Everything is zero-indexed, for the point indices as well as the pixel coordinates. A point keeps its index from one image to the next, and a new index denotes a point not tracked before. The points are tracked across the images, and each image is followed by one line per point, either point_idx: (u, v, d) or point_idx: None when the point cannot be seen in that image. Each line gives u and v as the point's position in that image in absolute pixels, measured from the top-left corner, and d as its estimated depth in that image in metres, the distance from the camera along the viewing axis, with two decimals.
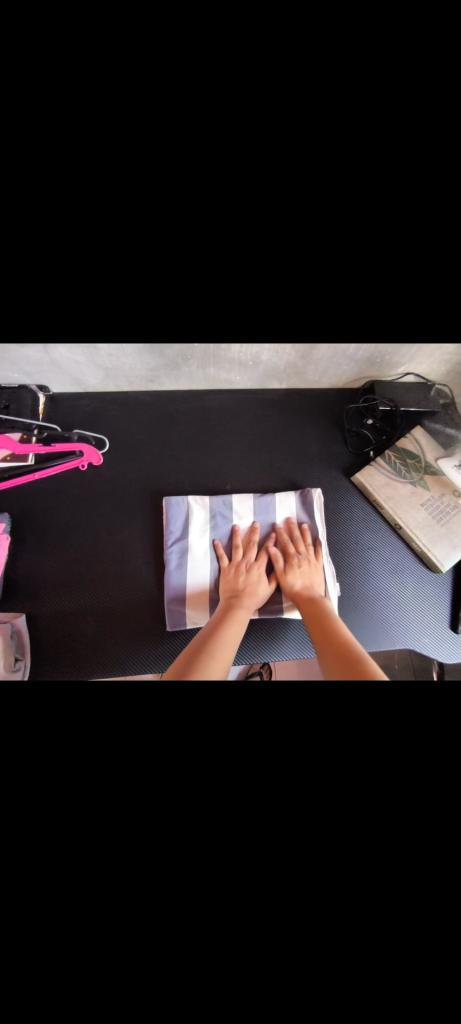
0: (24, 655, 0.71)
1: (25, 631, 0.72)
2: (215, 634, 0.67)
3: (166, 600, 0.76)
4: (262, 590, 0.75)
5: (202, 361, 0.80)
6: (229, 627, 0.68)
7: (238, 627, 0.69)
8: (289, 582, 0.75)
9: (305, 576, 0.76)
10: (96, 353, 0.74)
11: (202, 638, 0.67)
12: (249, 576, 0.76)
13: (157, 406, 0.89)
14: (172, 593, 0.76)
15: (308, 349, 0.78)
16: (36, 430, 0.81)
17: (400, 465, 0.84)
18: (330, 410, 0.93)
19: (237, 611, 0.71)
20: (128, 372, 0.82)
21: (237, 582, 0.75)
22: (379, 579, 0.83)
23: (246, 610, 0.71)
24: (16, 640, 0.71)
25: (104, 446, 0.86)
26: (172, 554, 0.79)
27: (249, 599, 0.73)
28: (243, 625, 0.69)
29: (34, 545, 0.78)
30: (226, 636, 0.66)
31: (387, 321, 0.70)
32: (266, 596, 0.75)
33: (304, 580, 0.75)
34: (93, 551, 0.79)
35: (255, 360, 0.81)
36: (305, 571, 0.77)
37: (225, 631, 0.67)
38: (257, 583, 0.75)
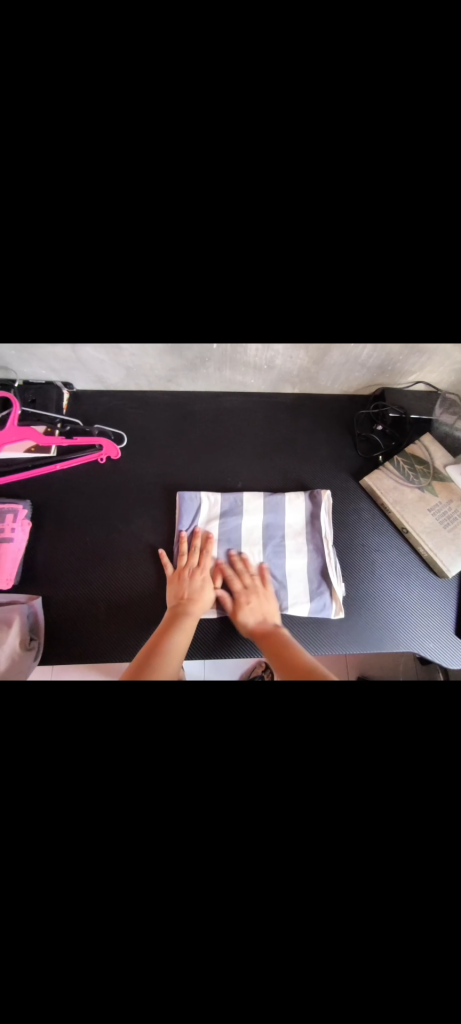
0: (35, 647, 0.73)
1: (40, 625, 0.75)
2: (160, 644, 0.68)
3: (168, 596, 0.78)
4: (206, 591, 0.76)
5: (219, 364, 0.84)
6: (173, 629, 0.70)
7: (183, 628, 0.70)
8: (236, 612, 0.74)
9: (256, 609, 0.75)
10: (120, 352, 0.79)
11: (147, 648, 0.67)
12: (194, 578, 0.77)
13: (174, 406, 0.93)
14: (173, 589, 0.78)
15: (321, 356, 0.81)
16: (60, 423, 0.86)
17: (409, 471, 0.86)
18: (341, 415, 0.96)
19: (184, 617, 0.72)
20: (149, 372, 0.86)
21: (182, 584, 0.77)
22: (384, 582, 0.84)
23: (189, 610, 0.73)
24: (32, 631, 0.75)
25: (122, 441, 0.89)
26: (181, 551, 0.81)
27: (193, 600, 0.75)
28: (190, 631, 0.71)
29: (51, 532, 0.82)
30: (171, 639, 0.68)
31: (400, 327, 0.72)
32: (211, 596, 0.76)
33: (252, 609, 0.75)
34: (107, 540, 0.82)
35: (270, 365, 0.85)
36: (252, 599, 0.76)
37: (166, 639, 0.68)
38: (202, 585, 0.76)
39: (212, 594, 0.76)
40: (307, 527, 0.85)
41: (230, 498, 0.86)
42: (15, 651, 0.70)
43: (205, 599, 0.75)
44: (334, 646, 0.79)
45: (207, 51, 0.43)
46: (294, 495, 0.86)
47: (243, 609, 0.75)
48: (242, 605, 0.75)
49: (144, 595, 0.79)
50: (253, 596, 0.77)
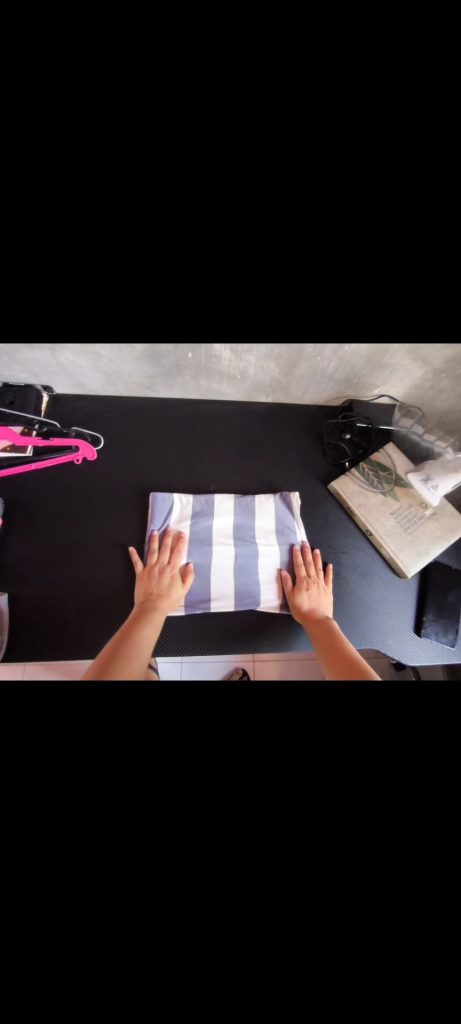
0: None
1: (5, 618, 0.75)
2: (127, 639, 0.68)
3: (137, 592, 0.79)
4: (175, 591, 0.78)
5: (194, 373, 0.88)
6: (140, 626, 0.71)
7: (151, 625, 0.71)
8: (300, 604, 0.79)
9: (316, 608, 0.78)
10: (98, 358, 0.82)
11: (115, 644, 0.68)
12: (164, 577, 0.79)
13: (151, 411, 0.97)
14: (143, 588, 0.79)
15: (291, 367, 0.87)
16: (37, 425, 0.88)
17: (373, 477, 0.91)
18: (312, 424, 1.01)
19: (151, 615, 0.73)
20: (127, 378, 0.90)
21: (151, 583, 0.78)
22: (349, 583, 0.87)
23: (159, 608, 0.74)
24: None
25: (99, 443, 0.92)
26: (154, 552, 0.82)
27: (163, 599, 0.76)
28: (158, 627, 0.72)
29: (23, 530, 0.83)
30: (138, 636, 0.69)
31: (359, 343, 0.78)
32: (180, 596, 0.78)
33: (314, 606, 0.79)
34: (80, 539, 0.84)
35: (243, 375, 0.90)
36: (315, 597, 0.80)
37: (133, 638, 0.69)
38: (171, 585, 0.78)
39: (181, 593, 0.78)
40: (278, 527, 0.89)
41: (203, 500, 0.89)
42: None
43: (174, 598, 0.77)
44: (300, 645, 0.81)
45: None
46: (265, 499, 0.90)
47: (305, 603, 0.79)
48: (302, 595, 0.80)
49: (114, 594, 0.80)
50: (316, 595, 0.80)
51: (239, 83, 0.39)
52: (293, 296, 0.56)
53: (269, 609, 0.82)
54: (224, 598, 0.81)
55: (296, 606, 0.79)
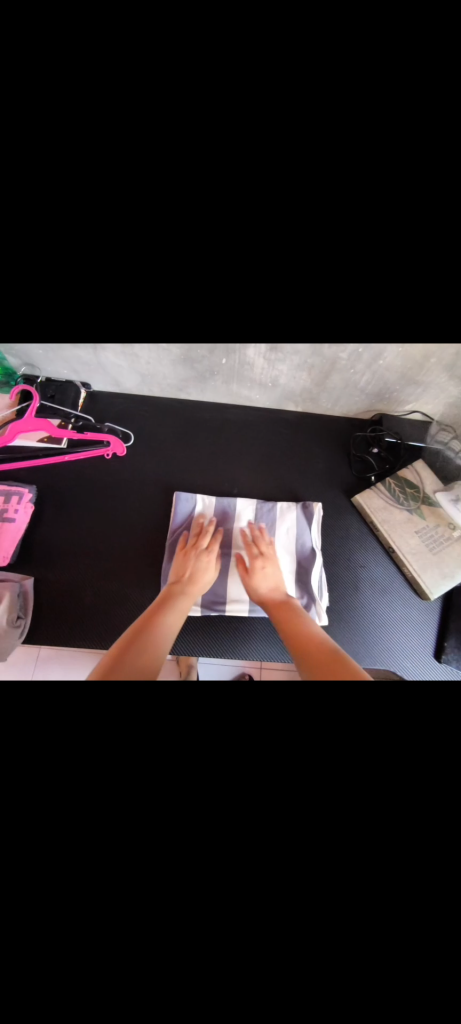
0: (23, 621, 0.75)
1: (30, 596, 0.77)
2: (144, 632, 0.66)
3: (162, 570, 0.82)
4: (207, 575, 0.78)
5: (226, 378, 0.90)
6: (170, 610, 0.71)
7: (182, 609, 0.72)
8: (249, 577, 0.79)
9: (268, 578, 0.79)
10: (136, 359, 0.86)
11: (131, 636, 0.65)
12: (197, 562, 0.80)
13: (181, 412, 0.99)
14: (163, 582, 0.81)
15: (323, 377, 0.87)
16: (72, 419, 0.92)
17: (399, 492, 0.89)
18: (340, 435, 1.01)
19: (181, 593, 0.75)
20: (161, 379, 0.93)
21: (184, 568, 0.79)
22: (368, 598, 0.85)
23: (189, 593, 0.75)
24: (20, 609, 0.76)
25: (129, 440, 0.95)
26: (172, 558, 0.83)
27: (193, 584, 0.77)
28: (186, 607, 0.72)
29: (51, 517, 0.86)
30: (167, 619, 0.69)
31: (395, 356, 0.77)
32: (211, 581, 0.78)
33: (265, 575, 0.79)
34: (104, 530, 0.86)
35: (274, 382, 0.91)
36: (266, 567, 0.81)
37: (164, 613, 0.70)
38: (204, 569, 0.79)
39: (212, 577, 0.79)
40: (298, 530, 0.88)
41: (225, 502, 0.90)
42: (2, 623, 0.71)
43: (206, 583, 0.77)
44: None
45: None
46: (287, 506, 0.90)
47: (257, 575, 0.79)
48: (257, 571, 0.80)
49: (133, 586, 0.82)
50: (268, 564, 0.81)
51: None
52: None
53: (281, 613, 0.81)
54: (238, 602, 0.81)
55: (252, 583, 0.78)
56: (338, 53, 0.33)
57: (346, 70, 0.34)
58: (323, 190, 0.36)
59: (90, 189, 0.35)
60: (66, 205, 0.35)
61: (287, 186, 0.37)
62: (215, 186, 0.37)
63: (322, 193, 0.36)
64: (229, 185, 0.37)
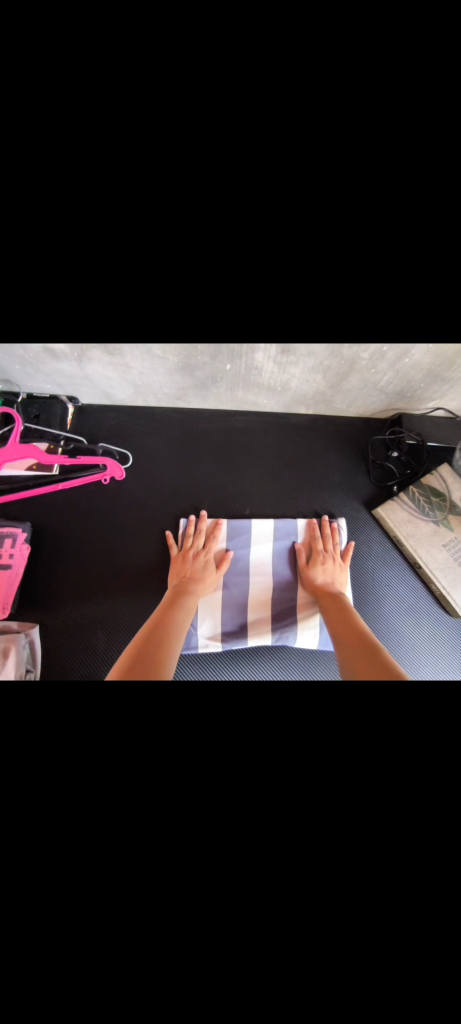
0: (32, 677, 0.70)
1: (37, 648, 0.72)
2: (148, 642, 0.62)
3: None
4: (209, 576, 0.77)
5: (230, 385, 0.80)
6: (176, 614, 0.69)
7: (186, 612, 0.70)
8: (311, 567, 0.78)
9: (328, 573, 0.77)
10: (128, 370, 0.76)
11: (138, 647, 0.62)
12: (196, 562, 0.78)
13: (182, 423, 0.90)
14: None
15: (340, 379, 0.78)
16: (62, 441, 0.83)
17: (424, 502, 0.82)
18: (356, 439, 0.92)
19: (184, 598, 0.72)
20: (157, 389, 0.82)
21: (185, 568, 0.77)
22: (394, 617, 0.81)
23: (193, 593, 0.73)
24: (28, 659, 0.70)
25: (127, 460, 0.86)
26: None
27: (196, 584, 0.75)
28: (190, 614, 0.70)
29: (51, 555, 0.79)
30: (173, 623, 0.67)
31: (423, 353, 0.68)
32: (212, 581, 0.77)
33: (326, 570, 0.78)
34: (108, 563, 0.80)
35: (284, 386, 0.81)
36: (328, 561, 0.79)
37: (169, 618, 0.67)
38: (204, 569, 0.77)
39: (214, 578, 0.77)
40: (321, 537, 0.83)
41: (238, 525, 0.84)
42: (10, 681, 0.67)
43: (207, 582, 0.76)
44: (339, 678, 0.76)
45: (243, 51, 0.30)
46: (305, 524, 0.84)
47: (318, 566, 0.78)
48: (317, 566, 0.78)
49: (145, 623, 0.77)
50: (329, 559, 0.79)
51: (333, 57, 0.29)
52: (369, 291, 0.41)
53: (312, 645, 0.76)
54: (259, 632, 0.77)
55: (309, 576, 0.77)
56: (346, 67, 0.29)
57: (372, 47, 0.28)
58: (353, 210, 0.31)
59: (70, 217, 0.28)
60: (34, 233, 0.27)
61: (298, 225, 0.32)
62: (210, 213, 0.32)
63: (342, 200, 0.31)
64: (232, 215, 0.32)
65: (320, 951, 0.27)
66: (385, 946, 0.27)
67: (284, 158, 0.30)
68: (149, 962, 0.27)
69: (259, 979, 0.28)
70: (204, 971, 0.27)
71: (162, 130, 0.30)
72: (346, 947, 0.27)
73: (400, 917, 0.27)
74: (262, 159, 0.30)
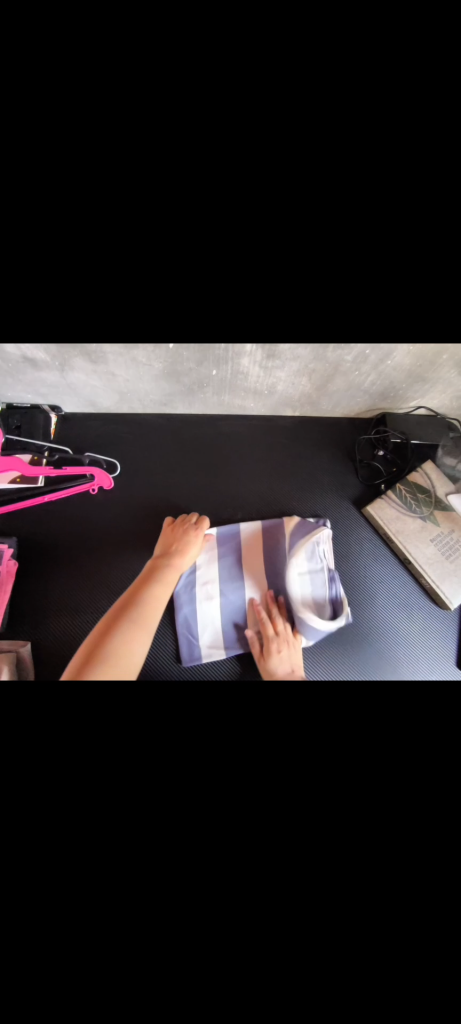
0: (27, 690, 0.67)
1: (30, 663, 0.68)
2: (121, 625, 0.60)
3: (180, 613, 0.77)
4: (193, 544, 0.76)
5: (217, 390, 0.80)
6: (158, 581, 0.69)
7: (168, 579, 0.70)
8: (265, 660, 0.70)
9: (286, 662, 0.69)
10: (112, 378, 0.74)
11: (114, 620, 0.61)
12: (183, 532, 0.77)
13: (170, 429, 0.89)
14: (181, 623, 0.76)
15: (324, 382, 0.79)
16: (47, 453, 0.80)
17: (411, 499, 0.84)
18: (343, 440, 0.94)
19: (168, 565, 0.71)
20: (143, 396, 0.81)
21: (171, 537, 0.77)
22: (387, 613, 0.83)
23: (176, 562, 0.73)
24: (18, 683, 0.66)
25: (115, 469, 0.84)
26: (183, 599, 0.78)
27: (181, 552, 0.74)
28: (173, 578, 0.70)
29: (40, 570, 0.77)
30: (155, 590, 0.67)
31: (403, 353, 0.69)
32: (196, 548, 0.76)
33: (283, 660, 0.70)
34: (100, 575, 0.78)
35: (270, 390, 0.82)
36: (282, 647, 0.71)
37: (151, 586, 0.67)
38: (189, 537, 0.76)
39: (198, 545, 0.77)
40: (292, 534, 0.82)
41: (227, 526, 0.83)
42: None
43: (192, 550, 0.75)
44: (338, 677, 0.77)
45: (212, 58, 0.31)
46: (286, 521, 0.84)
47: (273, 657, 0.70)
48: (273, 656, 0.70)
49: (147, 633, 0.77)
50: (284, 645, 0.71)
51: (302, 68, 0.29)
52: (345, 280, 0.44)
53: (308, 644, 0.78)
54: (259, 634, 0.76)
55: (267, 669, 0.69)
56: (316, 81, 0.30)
57: None
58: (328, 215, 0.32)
59: None
60: None
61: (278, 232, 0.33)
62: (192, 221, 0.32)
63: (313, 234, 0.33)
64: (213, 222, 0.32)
65: (320, 870, 0.34)
66: (369, 859, 0.34)
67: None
68: (174, 886, 0.33)
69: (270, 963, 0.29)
70: (222, 895, 0.33)
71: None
72: (332, 857, 0.34)
73: (380, 825, 0.35)
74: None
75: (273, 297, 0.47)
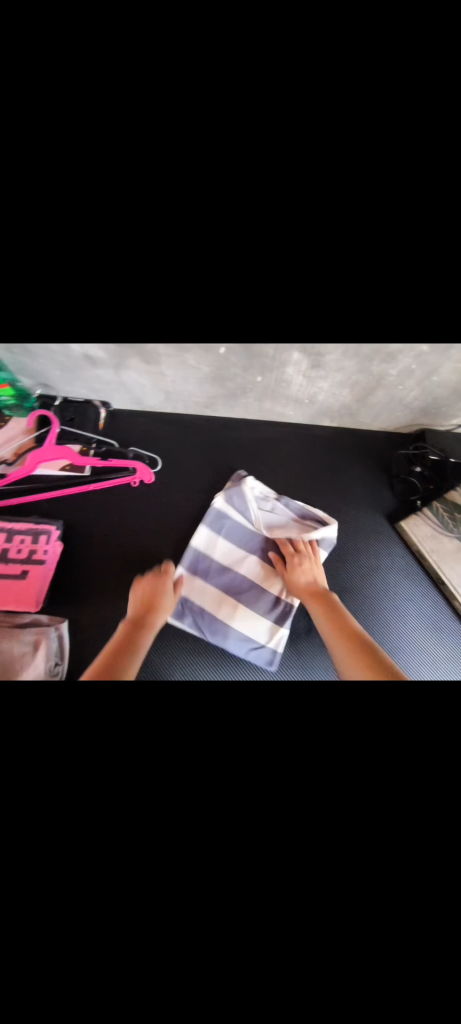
0: (61, 661, 0.71)
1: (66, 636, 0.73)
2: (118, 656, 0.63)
3: (220, 633, 0.75)
4: (167, 601, 0.74)
5: (259, 395, 0.83)
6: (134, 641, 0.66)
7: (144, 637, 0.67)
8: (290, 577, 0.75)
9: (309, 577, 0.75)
10: (162, 379, 0.79)
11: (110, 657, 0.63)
12: (153, 587, 0.75)
13: (210, 430, 0.92)
14: (228, 638, 0.75)
15: (367, 393, 0.79)
16: (95, 444, 0.86)
17: (448, 519, 0.81)
18: (379, 453, 0.94)
19: (139, 626, 0.68)
20: (188, 397, 0.86)
21: (140, 598, 0.73)
22: (415, 632, 0.81)
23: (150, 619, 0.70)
24: (57, 655, 0.72)
25: (156, 464, 0.89)
26: (217, 631, 0.75)
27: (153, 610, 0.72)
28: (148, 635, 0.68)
29: (79, 553, 0.82)
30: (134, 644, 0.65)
31: (451, 370, 0.69)
32: (172, 601, 0.74)
33: (305, 571, 0.76)
34: (133, 563, 0.82)
35: (311, 399, 0.83)
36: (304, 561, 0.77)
37: (127, 646, 0.65)
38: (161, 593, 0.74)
39: (174, 599, 0.75)
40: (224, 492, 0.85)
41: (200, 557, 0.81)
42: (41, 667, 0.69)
43: (166, 604, 0.73)
44: None
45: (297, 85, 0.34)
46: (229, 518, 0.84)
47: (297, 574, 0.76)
48: (296, 571, 0.76)
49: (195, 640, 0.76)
50: (305, 559, 0.78)
51: None
52: (404, 294, 0.45)
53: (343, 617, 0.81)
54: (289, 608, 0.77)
55: (291, 581, 0.75)
56: None
57: None
58: (394, 223, 0.34)
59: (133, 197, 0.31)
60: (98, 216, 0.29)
61: (346, 237, 0.35)
62: (266, 226, 0.35)
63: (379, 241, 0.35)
64: (285, 228, 0.35)
65: (343, 871, 0.35)
66: (393, 853, 0.35)
67: (384, 208, 0.33)
68: (206, 864, 0.35)
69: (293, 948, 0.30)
70: (251, 875, 0.35)
71: (239, 166, 0.32)
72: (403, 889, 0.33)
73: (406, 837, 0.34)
74: (342, 212, 0.33)
75: (336, 316, 0.48)
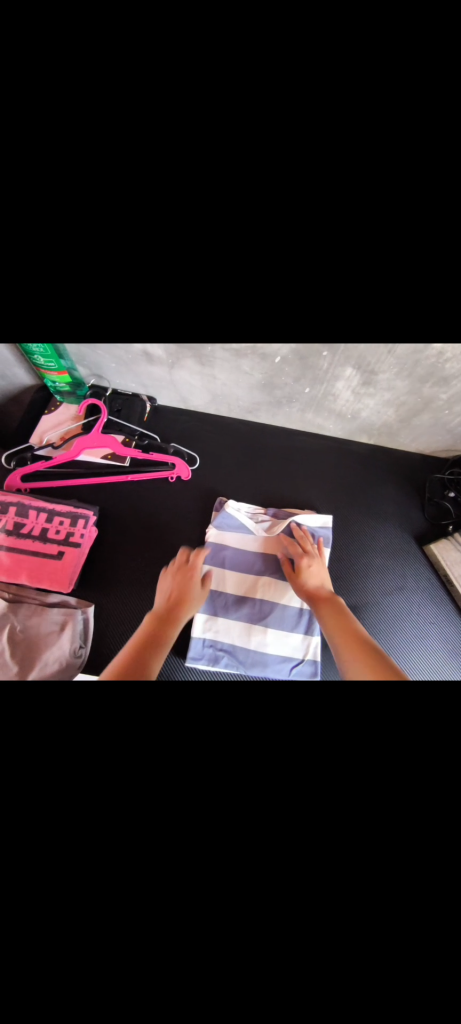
0: (84, 646, 0.72)
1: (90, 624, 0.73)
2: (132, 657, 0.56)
3: (254, 656, 0.75)
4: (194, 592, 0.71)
5: (304, 406, 0.84)
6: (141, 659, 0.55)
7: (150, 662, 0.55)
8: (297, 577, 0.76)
9: (316, 578, 0.76)
10: (211, 381, 0.81)
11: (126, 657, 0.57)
12: (182, 579, 0.74)
13: (249, 435, 0.94)
14: (263, 657, 0.75)
15: (411, 414, 0.80)
16: (137, 436, 0.88)
17: None
18: (413, 474, 0.94)
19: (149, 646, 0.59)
20: (233, 400, 0.87)
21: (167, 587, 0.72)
22: (436, 656, 0.80)
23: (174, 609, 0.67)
24: (81, 638, 0.72)
25: (194, 462, 0.90)
26: (251, 662, 0.75)
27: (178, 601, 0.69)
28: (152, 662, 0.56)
29: (111, 541, 0.83)
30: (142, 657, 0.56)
31: None
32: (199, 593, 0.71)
33: (313, 572, 0.76)
34: (163, 556, 0.83)
35: (354, 415, 0.84)
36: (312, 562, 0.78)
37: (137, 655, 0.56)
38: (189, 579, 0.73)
39: (200, 593, 0.72)
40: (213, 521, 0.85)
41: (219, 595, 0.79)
42: (66, 650, 0.70)
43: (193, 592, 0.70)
44: None
45: None
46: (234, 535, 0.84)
47: (305, 573, 0.76)
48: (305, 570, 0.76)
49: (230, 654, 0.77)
50: (313, 559, 0.79)
51: None
52: None
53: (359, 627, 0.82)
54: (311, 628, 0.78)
55: (300, 579, 0.75)
56: None
57: None
58: None
59: (242, 193, 0.27)
60: (205, 216, 0.28)
61: None
62: None
63: None
64: None
65: None
66: None
67: None
68: None
69: (340, 982, 0.27)
70: None
71: None
72: None
73: None
74: None
75: None
